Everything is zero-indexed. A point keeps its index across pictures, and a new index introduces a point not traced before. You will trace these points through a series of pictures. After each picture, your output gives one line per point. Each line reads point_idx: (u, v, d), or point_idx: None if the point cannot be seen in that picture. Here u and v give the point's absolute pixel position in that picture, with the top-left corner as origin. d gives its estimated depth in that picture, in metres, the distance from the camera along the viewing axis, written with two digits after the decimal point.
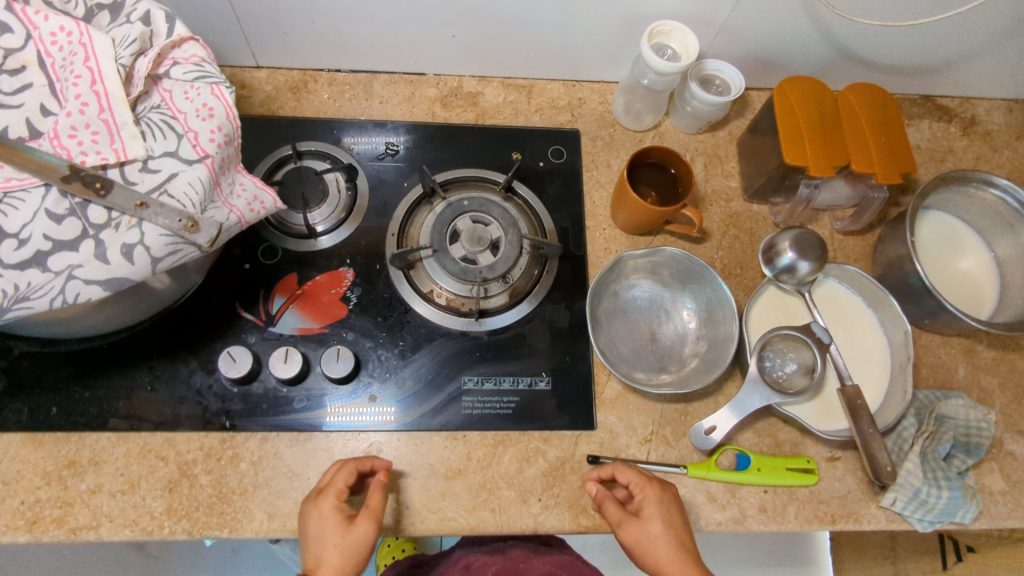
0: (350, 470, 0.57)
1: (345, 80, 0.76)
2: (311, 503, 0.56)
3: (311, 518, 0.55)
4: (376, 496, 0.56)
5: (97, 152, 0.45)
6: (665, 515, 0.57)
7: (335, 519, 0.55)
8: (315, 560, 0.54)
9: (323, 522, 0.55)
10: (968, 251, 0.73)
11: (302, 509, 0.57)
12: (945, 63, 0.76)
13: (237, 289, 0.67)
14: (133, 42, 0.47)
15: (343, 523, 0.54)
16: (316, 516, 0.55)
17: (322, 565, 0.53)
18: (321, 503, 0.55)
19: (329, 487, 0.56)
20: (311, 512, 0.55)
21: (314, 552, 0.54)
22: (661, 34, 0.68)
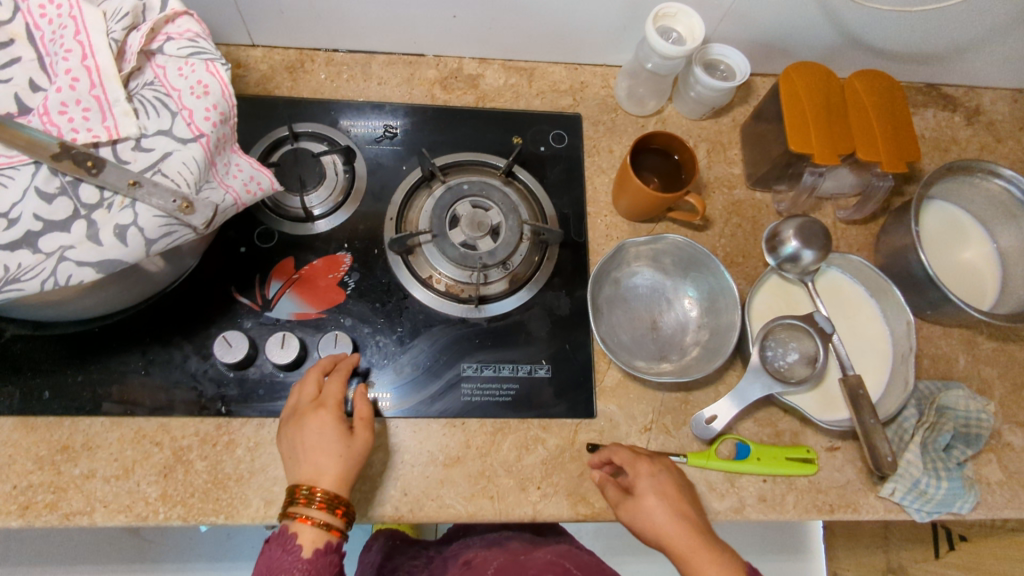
0: (342, 382, 0.59)
1: (342, 61, 0.75)
2: (309, 415, 0.55)
3: (309, 429, 0.55)
4: (363, 406, 0.58)
5: (89, 130, 0.44)
6: (657, 489, 0.55)
7: (337, 428, 0.55)
8: (315, 470, 0.53)
9: (322, 434, 0.54)
10: (971, 243, 0.73)
11: (293, 423, 0.55)
12: (953, 51, 0.75)
13: (232, 272, 0.66)
14: (124, 16, 0.45)
15: (344, 433, 0.55)
16: (315, 428, 0.55)
17: (326, 475, 0.53)
18: (319, 415, 0.55)
19: (325, 399, 0.57)
20: (311, 422, 0.55)
21: (313, 463, 0.53)
22: (666, 17, 0.67)
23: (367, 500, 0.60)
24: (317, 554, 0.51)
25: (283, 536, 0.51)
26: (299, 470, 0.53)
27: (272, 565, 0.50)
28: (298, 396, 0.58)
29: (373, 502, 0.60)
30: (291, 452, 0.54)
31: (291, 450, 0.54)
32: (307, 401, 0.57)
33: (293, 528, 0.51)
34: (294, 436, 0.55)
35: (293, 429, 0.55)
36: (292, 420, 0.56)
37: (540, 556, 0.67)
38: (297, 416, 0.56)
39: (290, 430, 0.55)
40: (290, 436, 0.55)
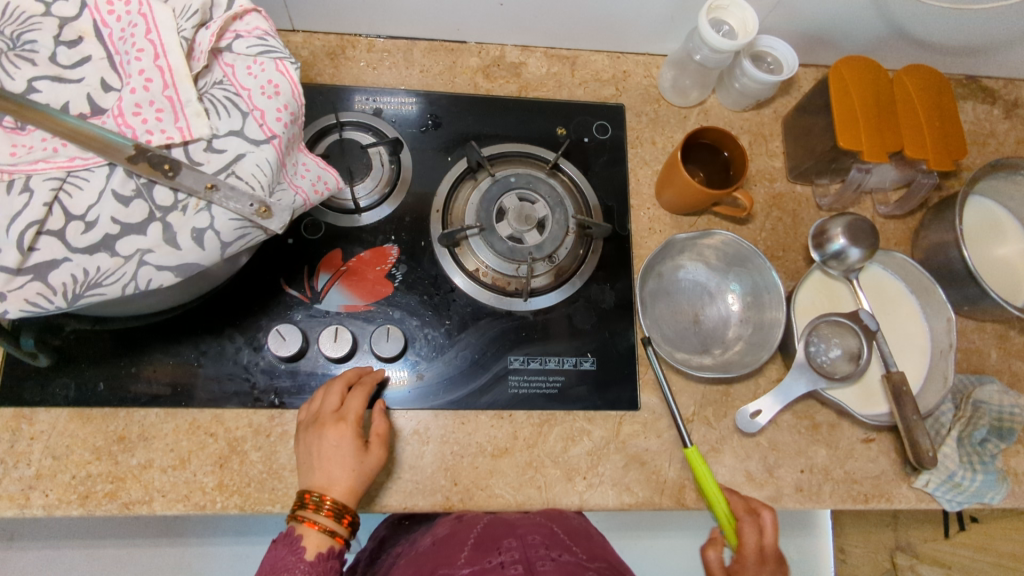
0: (364, 398, 0.58)
1: (383, 47, 0.74)
2: (329, 427, 0.55)
3: (328, 440, 0.55)
4: (380, 423, 0.58)
5: (162, 131, 0.43)
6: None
7: (353, 444, 0.55)
8: (325, 480, 0.54)
9: (338, 448, 0.55)
10: (1008, 238, 0.73)
11: (312, 432, 0.56)
12: (998, 45, 0.75)
13: (280, 264, 0.66)
14: (194, 13, 0.45)
15: (358, 451, 0.55)
16: (331, 442, 0.55)
17: (336, 487, 0.53)
18: (337, 428, 0.55)
19: (346, 413, 0.57)
20: (330, 434, 0.55)
21: (325, 474, 0.54)
22: (718, 9, 0.66)
23: (418, 490, 0.61)
24: (320, 559, 0.52)
25: (290, 536, 0.52)
26: (311, 477, 0.54)
27: (275, 564, 0.51)
28: (320, 403, 0.58)
29: (425, 493, 0.61)
30: (305, 457, 0.55)
31: (306, 455, 0.55)
32: (328, 411, 0.57)
33: (299, 529, 0.52)
34: (311, 442, 0.55)
35: (312, 436, 0.56)
36: (309, 429, 0.56)
37: (526, 520, 0.59)
38: (312, 427, 0.56)
39: (309, 436, 0.56)
40: (306, 441, 0.56)
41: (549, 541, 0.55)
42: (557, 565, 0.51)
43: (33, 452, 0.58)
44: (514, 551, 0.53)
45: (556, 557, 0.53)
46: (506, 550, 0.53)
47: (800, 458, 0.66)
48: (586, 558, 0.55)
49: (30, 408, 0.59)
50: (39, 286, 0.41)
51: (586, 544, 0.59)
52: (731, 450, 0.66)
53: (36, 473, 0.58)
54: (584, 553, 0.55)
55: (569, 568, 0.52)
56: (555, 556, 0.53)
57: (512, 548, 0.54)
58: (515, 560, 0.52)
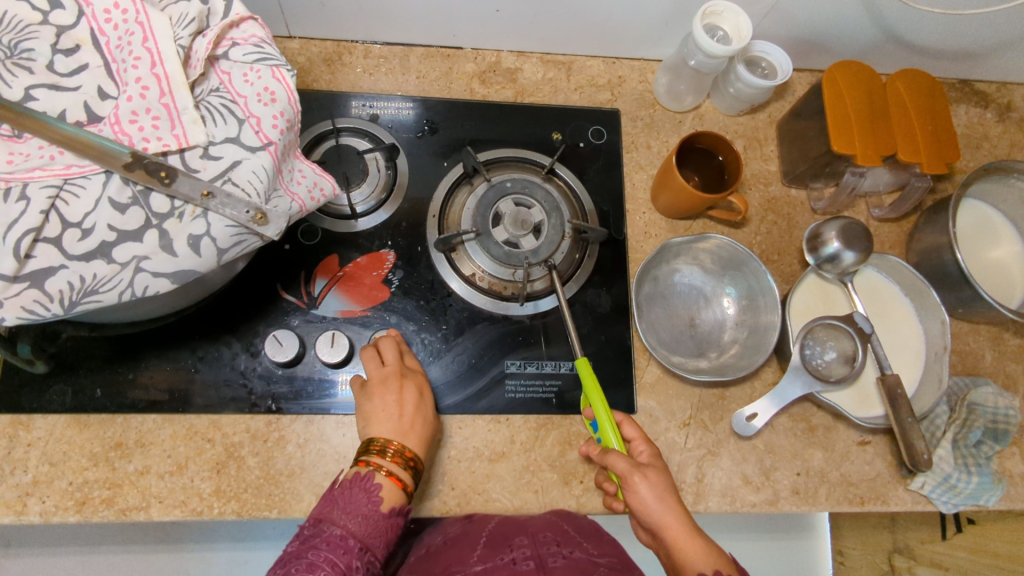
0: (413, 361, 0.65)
1: (380, 53, 0.74)
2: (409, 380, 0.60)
3: (411, 389, 0.60)
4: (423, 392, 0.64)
5: (159, 138, 0.43)
6: (662, 485, 0.54)
7: (428, 397, 0.61)
8: (409, 427, 0.57)
9: (418, 398, 0.60)
10: (1002, 241, 0.74)
11: (394, 381, 0.59)
12: (990, 49, 0.75)
13: (277, 269, 0.66)
14: (191, 22, 0.45)
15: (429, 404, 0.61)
16: (413, 390, 0.60)
17: (418, 434, 0.58)
18: (417, 380, 0.61)
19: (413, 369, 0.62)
20: (414, 383, 0.60)
21: (410, 421, 0.58)
22: (712, 14, 0.67)
23: (417, 495, 0.61)
24: (392, 513, 0.52)
25: (368, 482, 0.52)
26: (396, 424, 0.57)
27: (350, 506, 0.51)
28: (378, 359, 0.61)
29: (423, 497, 0.61)
30: (388, 404, 0.58)
31: (388, 404, 0.58)
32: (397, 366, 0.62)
33: (379, 478, 0.53)
34: (394, 391, 0.59)
35: (395, 386, 0.59)
36: (388, 381, 0.59)
37: (536, 517, 0.59)
38: (392, 377, 0.60)
39: (390, 387, 0.59)
40: (386, 390, 0.58)
41: (561, 537, 0.55)
42: (570, 563, 0.51)
43: (29, 459, 0.58)
44: (525, 547, 0.53)
45: (569, 553, 0.53)
46: (518, 546, 0.53)
47: (797, 461, 0.67)
48: (597, 553, 0.54)
49: (27, 414, 0.60)
50: (36, 294, 0.41)
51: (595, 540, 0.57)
52: (727, 453, 0.66)
53: (33, 480, 0.58)
54: (595, 550, 0.55)
55: (583, 565, 0.52)
56: (568, 553, 0.53)
57: (523, 545, 0.54)
58: (528, 556, 0.52)
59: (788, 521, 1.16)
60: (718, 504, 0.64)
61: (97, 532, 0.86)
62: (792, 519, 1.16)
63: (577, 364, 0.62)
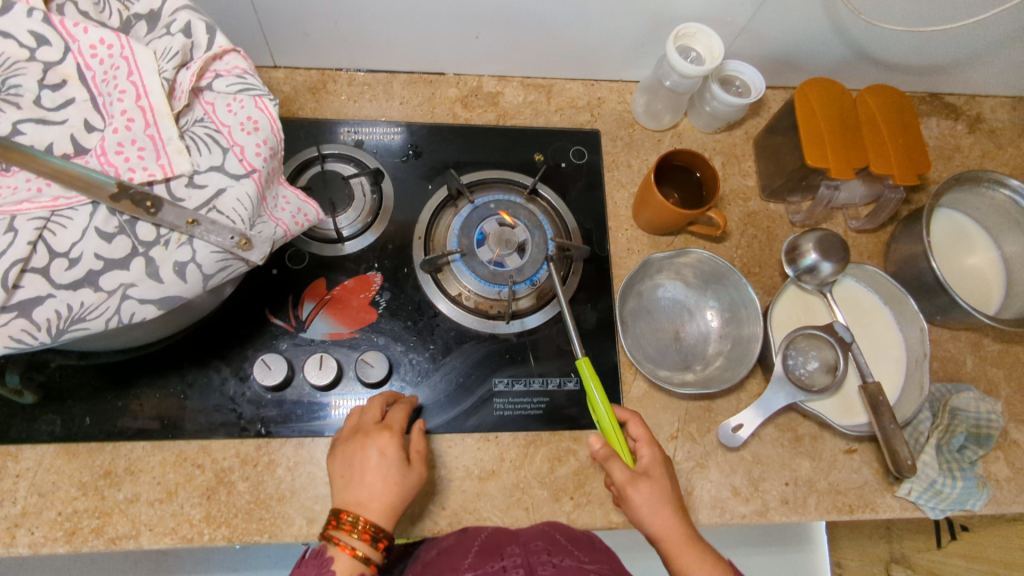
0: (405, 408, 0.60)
1: (363, 81, 0.76)
2: (374, 436, 0.56)
3: (373, 449, 0.55)
4: (418, 441, 0.59)
5: (144, 169, 0.44)
6: (656, 494, 0.54)
7: (397, 455, 0.55)
8: (366, 494, 0.53)
9: (381, 457, 0.55)
10: (977, 248, 0.75)
11: (355, 441, 0.56)
12: (956, 64, 0.78)
13: (264, 295, 0.67)
14: (175, 55, 0.46)
15: (402, 463, 0.55)
16: (375, 448, 0.55)
17: (377, 501, 0.53)
18: (383, 437, 0.56)
19: (391, 422, 0.58)
20: (376, 442, 0.56)
21: (369, 487, 0.53)
22: (685, 36, 0.69)
23: (407, 516, 0.61)
24: None
25: (322, 556, 0.51)
26: (353, 491, 0.53)
27: None
28: (359, 416, 0.59)
29: (415, 519, 0.61)
30: (348, 469, 0.55)
31: (348, 467, 0.55)
32: (368, 423, 0.58)
33: (331, 551, 0.51)
34: (355, 454, 0.55)
35: (355, 445, 0.56)
36: (352, 439, 0.57)
37: (530, 529, 0.59)
38: (356, 436, 0.57)
39: (353, 446, 0.56)
40: (349, 450, 0.56)
41: (551, 546, 0.55)
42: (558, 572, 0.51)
43: (18, 489, 0.58)
44: (517, 556, 0.53)
45: (558, 563, 0.52)
46: (509, 555, 0.53)
47: (785, 471, 0.67)
48: (588, 560, 0.54)
49: (16, 445, 0.60)
50: (23, 323, 0.41)
51: (588, 548, 0.57)
52: (715, 465, 0.67)
53: (21, 511, 0.58)
54: (585, 556, 0.55)
55: (570, 572, 0.51)
56: (557, 561, 0.53)
57: (514, 553, 0.54)
58: (517, 564, 0.52)
59: (784, 533, 1.15)
60: (709, 516, 0.65)
61: (84, 564, 0.85)
62: (787, 531, 1.15)
63: (577, 362, 0.63)
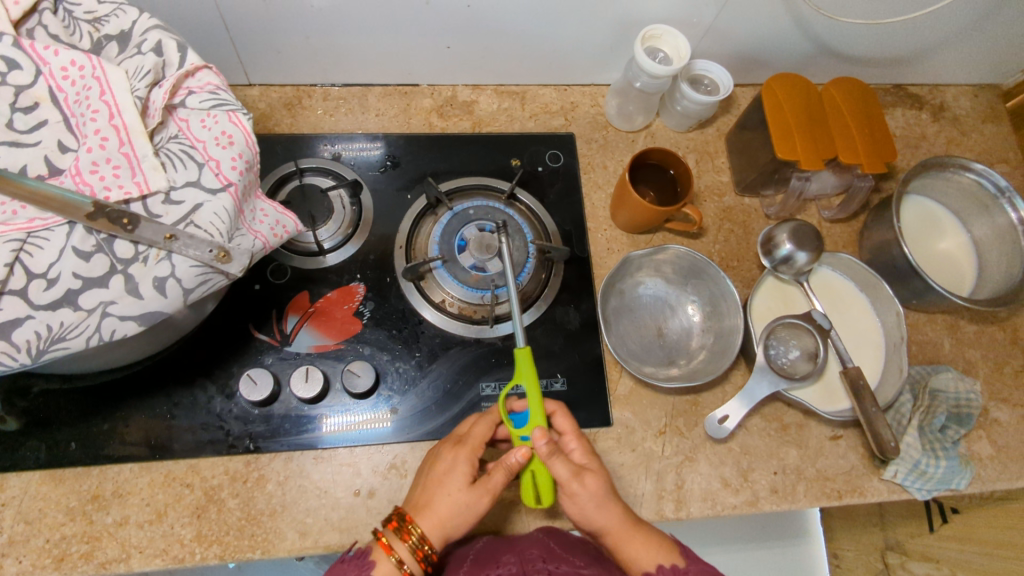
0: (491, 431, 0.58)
1: (339, 95, 0.77)
2: (449, 447, 0.57)
3: (443, 461, 0.56)
4: (503, 473, 0.55)
5: (120, 186, 0.45)
6: (602, 489, 0.55)
7: (462, 469, 0.55)
8: (426, 500, 0.54)
9: (449, 466, 0.55)
10: (947, 232, 0.77)
11: (441, 447, 0.58)
12: (916, 55, 0.80)
13: (248, 310, 0.67)
14: (146, 73, 0.46)
15: (467, 478, 0.55)
16: (449, 458, 0.56)
17: (430, 509, 0.53)
18: (460, 450, 0.56)
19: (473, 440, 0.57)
20: (447, 454, 0.56)
21: (429, 494, 0.54)
22: (652, 38, 0.70)
23: None
24: None
25: (362, 558, 0.52)
26: (417, 496, 0.55)
27: None
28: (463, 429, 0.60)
29: None
30: (422, 477, 0.56)
31: (423, 475, 0.57)
32: (461, 435, 0.59)
33: (373, 554, 0.52)
34: (431, 464, 0.57)
35: (435, 453, 0.58)
36: (440, 447, 0.58)
37: (526, 536, 0.59)
38: (443, 446, 0.58)
39: (435, 453, 0.58)
40: (433, 456, 0.58)
41: (547, 552, 0.55)
42: None
43: (4, 518, 0.58)
44: (512, 565, 0.53)
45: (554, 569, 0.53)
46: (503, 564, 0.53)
47: (773, 460, 0.68)
48: (584, 565, 0.54)
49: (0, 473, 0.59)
50: (3, 345, 0.41)
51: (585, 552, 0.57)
52: (704, 458, 0.67)
53: (8, 540, 0.57)
54: (580, 560, 0.55)
55: None
56: (553, 567, 0.53)
57: (510, 562, 0.54)
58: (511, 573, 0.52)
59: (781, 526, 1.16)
60: (700, 509, 0.65)
61: None
62: (784, 522, 1.15)
63: (515, 352, 0.61)
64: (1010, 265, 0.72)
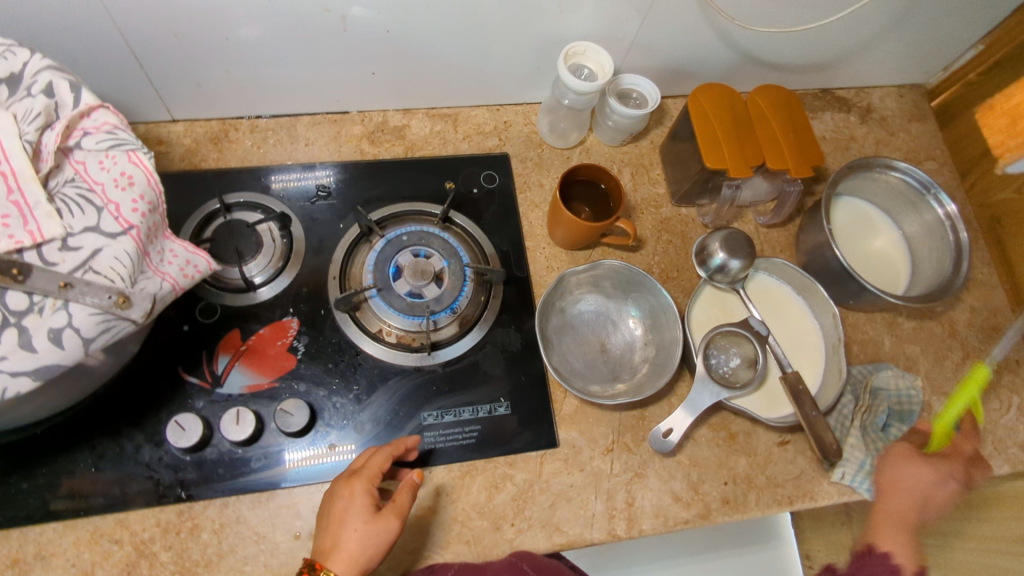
0: (383, 457, 0.57)
1: (266, 126, 0.76)
2: (342, 482, 0.56)
3: (340, 498, 0.55)
4: (404, 494, 0.55)
5: (10, 236, 0.42)
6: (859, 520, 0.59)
7: (362, 502, 0.54)
8: (333, 542, 0.52)
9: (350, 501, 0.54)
10: (880, 230, 0.79)
11: (335, 486, 0.56)
12: (839, 59, 0.82)
13: (175, 352, 0.64)
14: (36, 116, 0.45)
15: (370, 509, 0.54)
16: (346, 492, 0.55)
17: (339, 550, 0.51)
18: (353, 483, 0.55)
19: (363, 470, 0.57)
20: (343, 491, 0.55)
21: (334, 535, 0.52)
22: (576, 55, 0.71)
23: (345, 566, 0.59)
24: None
25: None
26: (321, 540, 0.53)
27: None
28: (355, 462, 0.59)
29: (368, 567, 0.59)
30: (323, 521, 0.54)
31: (323, 518, 0.55)
32: (354, 467, 0.58)
33: None
34: (328, 505, 0.55)
35: (329, 494, 0.56)
36: (336, 483, 0.57)
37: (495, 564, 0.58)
38: (339, 482, 0.56)
39: (330, 493, 0.56)
40: (327, 499, 0.56)
41: None
42: None
43: None
44: None
45: None
46: None
47: (722, 471, 0.67)
48: None
49: None
50: None
51: None
52: (654, 472, 0.67)
53: None
54: None
55: None
56: None
57: None
58: None
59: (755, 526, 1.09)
60: (652, 526, 0.64)
61: None
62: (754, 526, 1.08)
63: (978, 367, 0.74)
64: (940, 259, 0.73)
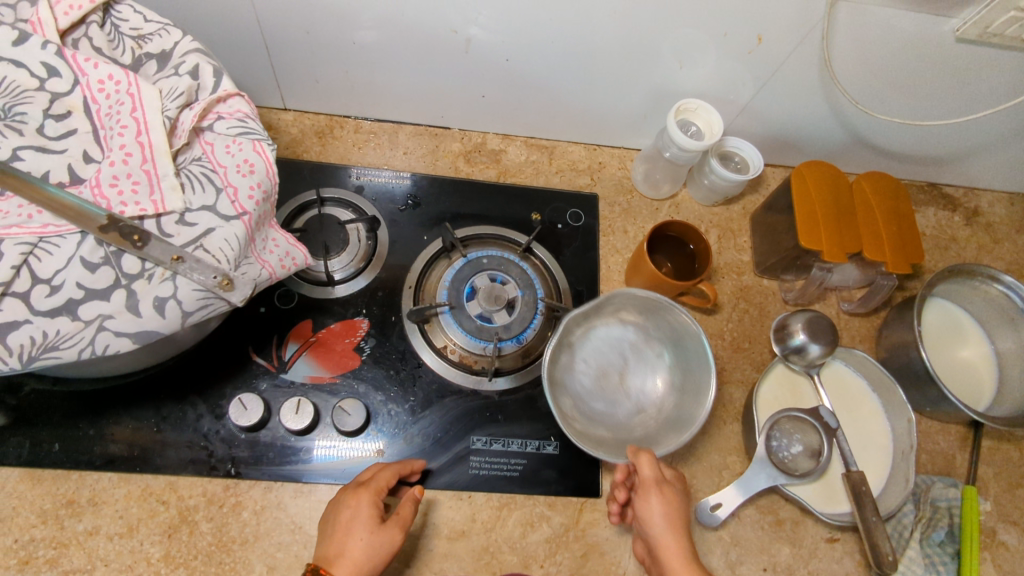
0: (389, 472, 0.57)
1: (369, 129, 0.78)
2: (348, 492, 0.55)
3: (346, 506, 0.54)
4: (408, 508, 0.56)
5: (136, 203, 0.45)
6: (672, 511, 0.56)
7: (369, 512, 0.54)
8: (337, 550, 0.51)
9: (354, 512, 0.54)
10: (970, 341, 0.75)
11: (340, 495, 0.56)
12: (953, 157, 0.79)
13: (251, 332, 0.66)
14: (179, 95, 0.47)
15: (375, 520, 0.53)
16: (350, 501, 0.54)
17: (344, 557, 0.51)
18: (357, 494, 0.55)
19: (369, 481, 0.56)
20: (349, 500, 0.54)
21: (339, 543, 0.52)
22: (686, 111, 0.71)
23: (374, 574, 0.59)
24: None
25: None
26: (325, 548, 0.52)
27: None
28: (359, 476, 0.59)
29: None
30: (326, 529, 0.54)
31: (326, 526, 0.54)
32: (364, 478, 0.58)
33: None
34: (334, 514, 0.54)
35: (332, 505, 0.55)
36: (344, 491, 0.56)
37: None
38: (346, 490, 0.56)
39: (333, 504, 0.56)
40: (330, 510, 0.55)
41: None
42: None
43: None
44: None
45: None
46: None
47: (763, 556, 0.65)
48: None
49: None
50: None
51: None
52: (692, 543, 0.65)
53: None
54: None
55: None
56: None
57: None
58: None
59: None
60: None
61: None
62: None
63: None
64: None
